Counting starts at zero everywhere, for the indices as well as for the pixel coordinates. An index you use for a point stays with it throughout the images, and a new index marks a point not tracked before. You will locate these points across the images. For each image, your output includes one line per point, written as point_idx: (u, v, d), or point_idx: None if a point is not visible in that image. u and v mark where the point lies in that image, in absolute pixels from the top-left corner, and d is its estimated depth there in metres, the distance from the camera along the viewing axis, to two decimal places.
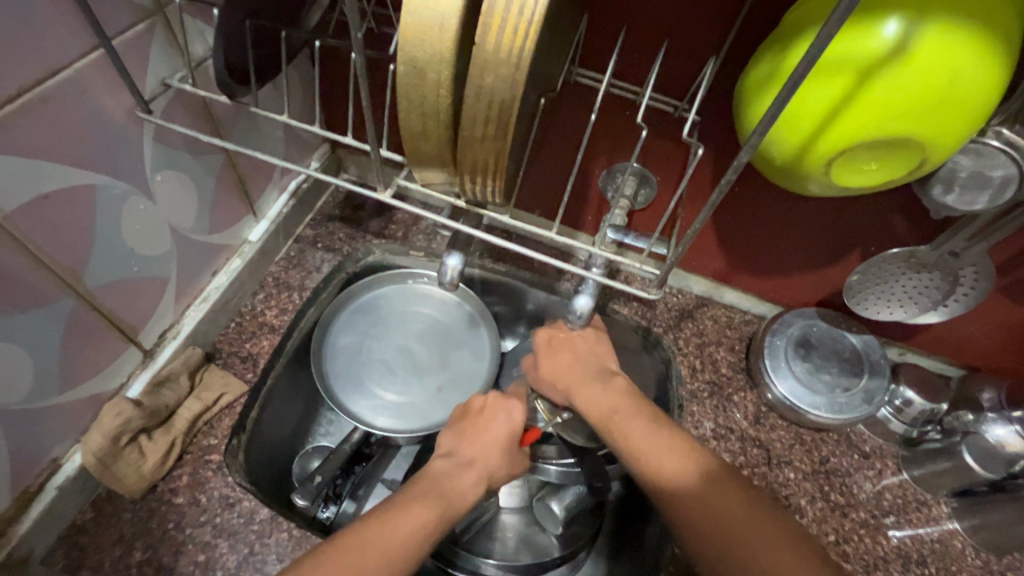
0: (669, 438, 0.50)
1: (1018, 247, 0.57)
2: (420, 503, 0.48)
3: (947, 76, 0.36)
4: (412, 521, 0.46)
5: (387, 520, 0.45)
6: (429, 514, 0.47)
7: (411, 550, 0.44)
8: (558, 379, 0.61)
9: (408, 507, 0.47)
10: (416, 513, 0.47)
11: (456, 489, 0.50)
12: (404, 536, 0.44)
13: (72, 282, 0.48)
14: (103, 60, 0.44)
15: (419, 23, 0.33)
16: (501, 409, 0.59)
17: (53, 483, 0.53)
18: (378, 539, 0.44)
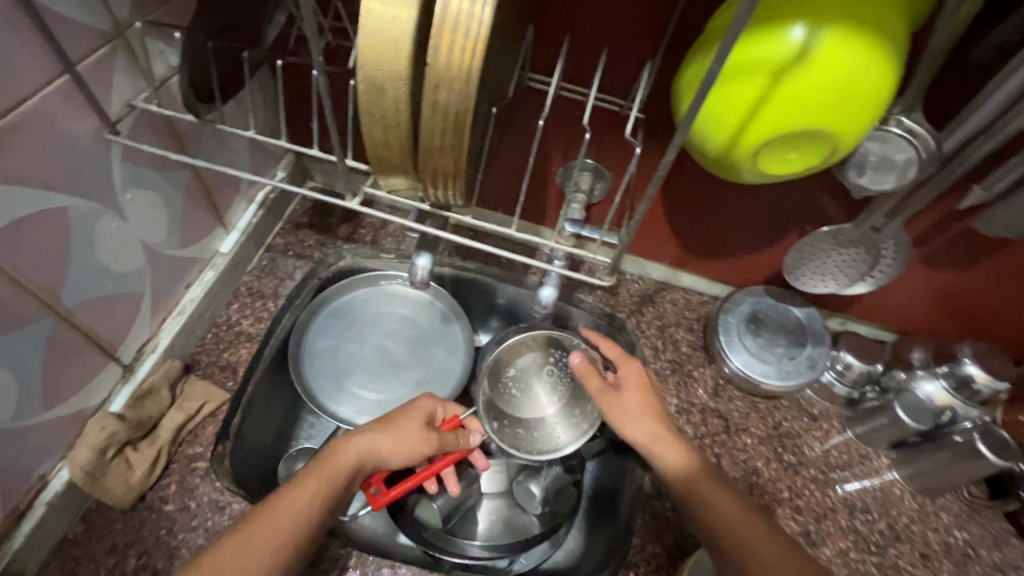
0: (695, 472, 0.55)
1: (930, 219, 0.64)
2: (303, 483, 0.50)
3: (845, 75, 0.41)
4: (300, 500, 0.49)
5: (271, 508, 0.47)
6: (313, 490, 0.50)
7: (299, 525, 0.47)
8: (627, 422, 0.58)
9: (292, 487, 0.50)
10: (300, 493, 0.49)
11: (340, 462, 0.52)
12: (284, 520, 0.47)
13: (50, 301, 0.49)
14: (69, 85, 0.45)
15: (376, 44, 0.36)
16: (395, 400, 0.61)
17: (42, 499, 0.54)
18: (264, 524, 0.46)
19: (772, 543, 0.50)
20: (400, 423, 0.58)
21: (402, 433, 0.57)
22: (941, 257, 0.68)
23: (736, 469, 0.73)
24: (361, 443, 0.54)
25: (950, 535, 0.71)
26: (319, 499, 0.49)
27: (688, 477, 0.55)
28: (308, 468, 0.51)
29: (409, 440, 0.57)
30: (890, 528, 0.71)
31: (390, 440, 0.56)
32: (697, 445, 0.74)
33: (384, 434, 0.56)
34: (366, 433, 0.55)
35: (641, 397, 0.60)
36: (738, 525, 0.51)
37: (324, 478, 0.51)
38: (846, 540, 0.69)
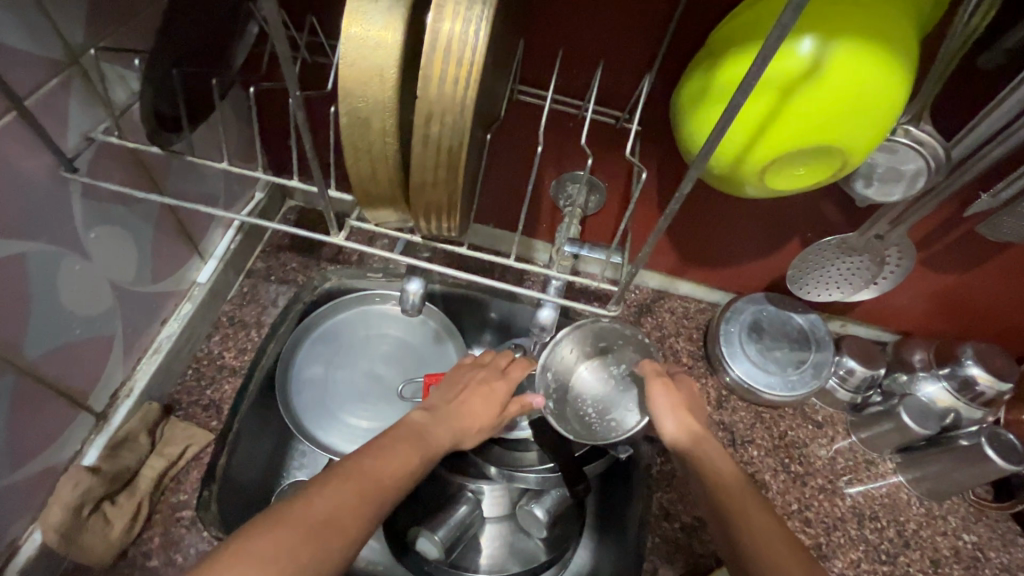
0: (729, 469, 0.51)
1: (933, 223, 0.63)
2: (405, 445, 0.48)
3: (858, 89, 0.39)
4: (399, 465, 0.46)
5: (374, 463, 0.45)
6: (414, 458, 0.48)
7: (401, 484, 0.45)
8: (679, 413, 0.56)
9: (398, 448, 0.48)
10: (403, 458, 0.48)
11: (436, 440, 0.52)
12: (390, 477, 0.45)
13: (10, 355, 0.45)
14: (17, 122, 0.41)
15: (359, 73, 0.33)
16: (479, 380, 0.60)
17: (13, 567, 0.51)
18: (367, 478, 0.44)
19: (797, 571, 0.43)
20: (483, 412, 0.58)
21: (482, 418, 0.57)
22: (943, 260, 0.67)
23: None
24: (450, 429, 0.54)
25: (958, 539, 0.71)
26: (417, 466, 0.48)
27: (736, 499, 0.48)
28: (405, 434, 0.50)
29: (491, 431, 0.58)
30: (899, 535, 0.70)
31: (474, 424, 0.56)
32: None
33: (473, 423, 0.56)
34: (457, 418, 0.55)
35: (691, 423, 0.56)
36: (778, 556, 0.44)
37: (424, 450, 0.50)
38: (857, 551, 0.68)
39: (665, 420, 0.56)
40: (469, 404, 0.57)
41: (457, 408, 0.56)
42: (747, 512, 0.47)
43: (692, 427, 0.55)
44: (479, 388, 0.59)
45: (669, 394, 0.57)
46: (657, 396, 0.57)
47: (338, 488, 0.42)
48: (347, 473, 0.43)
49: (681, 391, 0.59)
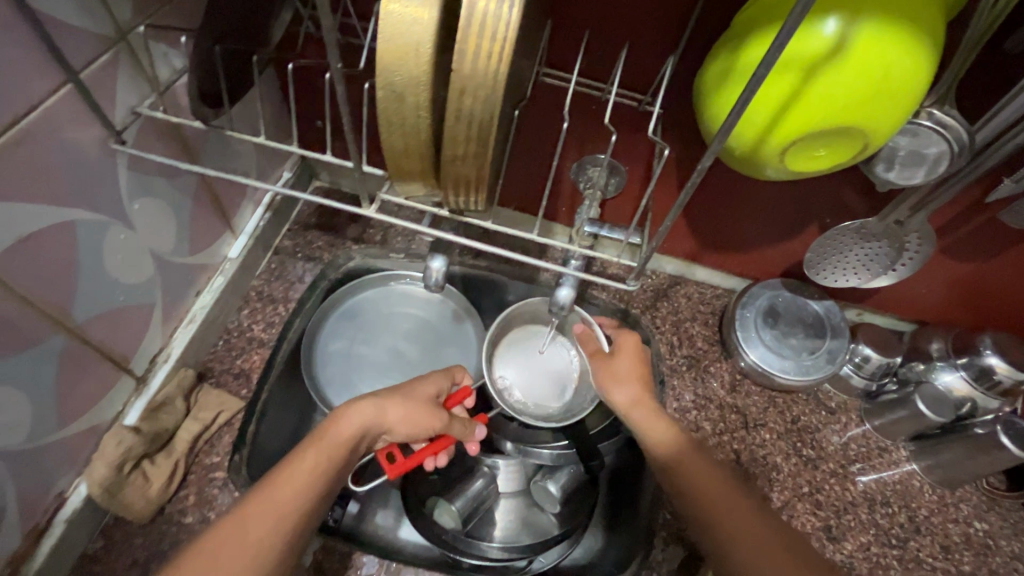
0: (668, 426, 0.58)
1: (954, 211, 0.63)
2: (303, 452, 0.49)
3: (881, 69, 0.39)
4: (298, 473, 0.47)
5: (273, 484, 0.46)
6: (317, 461, 0.48)
7: (301, 496, 0.46)
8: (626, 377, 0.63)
9: (294, 457, 0.48)
10: (299, 465, 0.48)
11: (343, 432, 0.51)
12: (287, 494, 0.46)
13: (61, 318, 0.48)
14: (72, 94, 0.43)
15: (395, 48, 0.34)
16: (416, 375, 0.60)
17: (61, 517, 0.53)
18: (266, 505, 0.45)
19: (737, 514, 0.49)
20: (410, 388, 0.57)
21: (410, 403, 0.55)
22: (963, 248, 0.67)
23: (755, 464, 0.72)
24: (364, 409, 0.52)
25: (970, 526, 0.71)
26: (322, 467, 0.48)
27: (677, 457, 0.55)
28: (310, 439, 0.50)
29: (422, 414, 0.55)
30: (910, 521, 0.71)
31: (399, 409, 0.54)
32: (715, 441, 0.74)
33: (393, 399, 0.54)
34: (374, 396, 0.54)
35: (635, 389, 0.62)
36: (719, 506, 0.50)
37: (323, 449, 0.49)
38: (866, 535, 0.69)
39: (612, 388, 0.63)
40: (396, 388, 0.57)
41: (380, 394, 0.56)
42: (689, 467, 0.54)
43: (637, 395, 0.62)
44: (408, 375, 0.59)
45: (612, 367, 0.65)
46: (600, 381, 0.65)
47: (226, 524, 0.43)
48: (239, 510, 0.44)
49: (622, 358, 0.65)
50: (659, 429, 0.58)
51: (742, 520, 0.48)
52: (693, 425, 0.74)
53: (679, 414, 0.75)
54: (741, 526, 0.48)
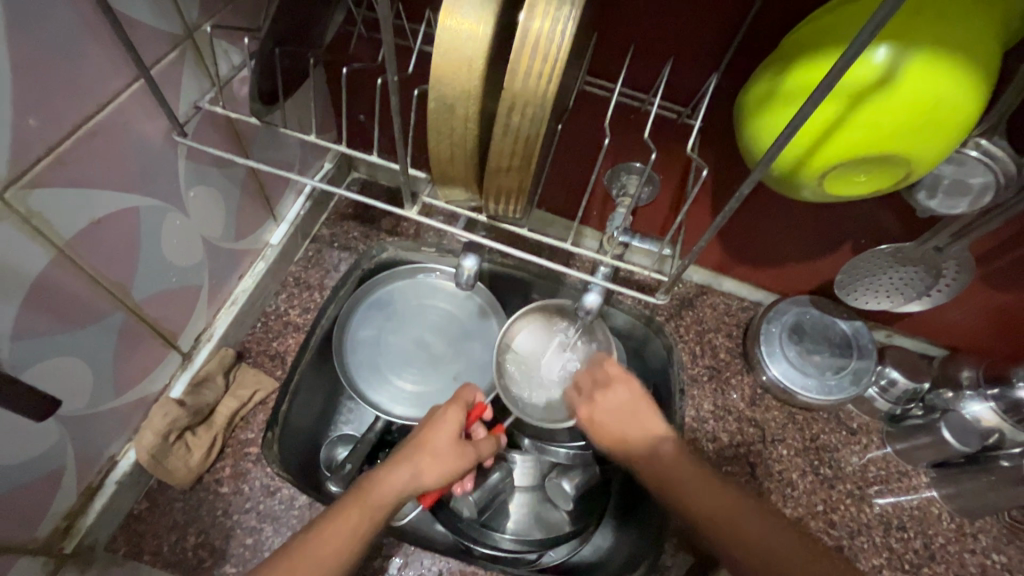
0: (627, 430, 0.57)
1: (996, 240, 0.61)
2: (340, 518, 0.49)
3: (930, 100, 0.39)
4: (333, 543, 0.47)
5: (300, 556, 0.46)
6: (355, 529, 0.48)
7: (331, 569, 0.46)
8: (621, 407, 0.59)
9: (322, 529, 0.48)
10: (334, 535, 0.48)
11: (380, 498, 0.51)
12: (326, 564, 0.46)
13: (121, 296, 0.52)
14: (143, 89, 0.46)
15: (449, 63, 0.36)
16: (434, 415, 0.58)
17: (112, 478, 0.57)
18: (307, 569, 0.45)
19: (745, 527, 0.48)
20: (440, 441, 0.55)
21: (443, 456, 0.54)
22: (1003, 278, 0.66)
23: (771, 479, 0.73)
24: (399, 476, 0.52)
25: (986, 558, 0.70)
26: (358, 537, 0.48)
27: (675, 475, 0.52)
28: (344, 506, 0.49)
29: (455, 469, 0.55)
30: (925, 547, 0.70)
31: (433, 464, 0.54)
32: (732, 453, 0.74)
33: (429, 462, 0.54)
34: (408, 460, 0.53)
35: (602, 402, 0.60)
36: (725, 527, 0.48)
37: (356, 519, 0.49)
38: (879, 557, 0.69)
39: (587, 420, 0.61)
40: (428, 437, 0.55)
41: (412, 448, 0.54)
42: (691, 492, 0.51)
43: (602, 405, 0.60)
44: (438, 421, 0.57)
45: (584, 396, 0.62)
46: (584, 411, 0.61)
47: None
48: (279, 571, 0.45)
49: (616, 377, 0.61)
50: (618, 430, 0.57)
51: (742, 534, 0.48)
52: (709, 436, 0.75)
53: (696, 424, 0.76)
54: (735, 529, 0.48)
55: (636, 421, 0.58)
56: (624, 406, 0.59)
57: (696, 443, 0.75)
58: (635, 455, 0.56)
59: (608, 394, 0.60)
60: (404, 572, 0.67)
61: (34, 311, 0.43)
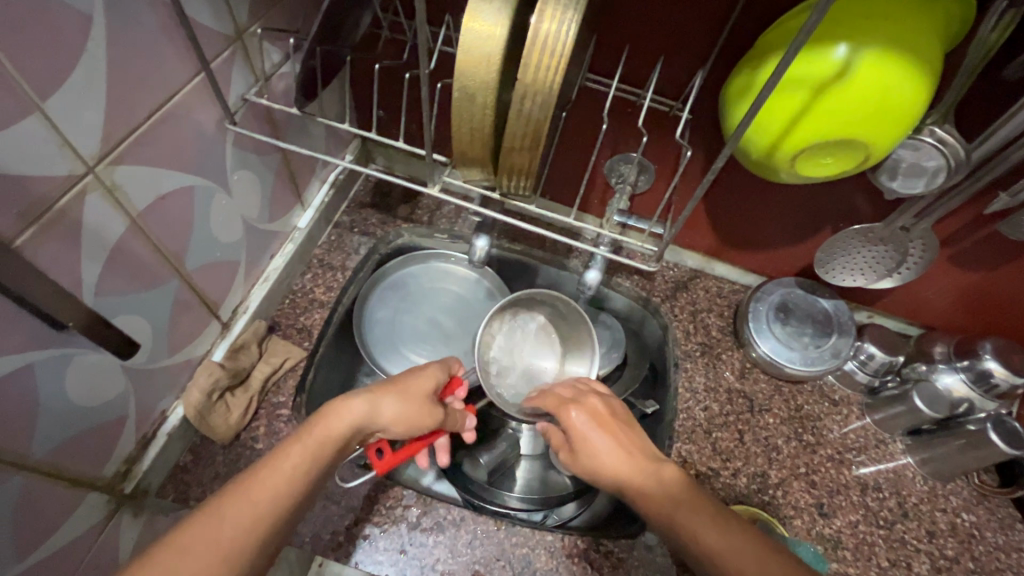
0: (625, 451, 0.55)
1: (955, 223, 0.68)
2: (291, 445, 0.49)
3: (881, 90, 0.46)
4: (285, 470, 0.47)
5: (251, 481, 0.45)
6: (302, 456, 0.48)
7: (285, 492, 0.45)
8: (612, 429, 0.57)
9: (277, 454, 0.48)
10: (286, 461, 0.47)
11: (332, 428, 0.52)
12: (271, 485, 0.45)
13: (176, 265, 0.58)
14: (203, 82, 0.53)
15: (472, 60, 0.43)
16: (410, 368, 0.63)
17: (163, 431, 0.64)
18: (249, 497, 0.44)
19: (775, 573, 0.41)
20: (410, 388, 0.60)
21: (408, 401, 0.58)
22: (967, 259, 0.72)
23: (757, 444, 0.79)
24: (357, 407, 0.54)
25: (957, 516, 0.76)
26: (307, 464, 0.48)
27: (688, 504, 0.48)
28: (298, 435, 0.50)
29: (419, 412, 0.59)
30: (899, 506, 0.76)
31: (397, 405, 0.57)
32: (721, 421, 0.81)
33: (392, 402, 0.57)
34: (371, 396, 0.56)
35: (597, 417, 0.59)
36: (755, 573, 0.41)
37: (314, 442, 0.50)
38: (856, 514, 0.75)
39: (577, 444, 0.58)
40: (397, 383, 0.59)
41: (383, 388, 0.58)
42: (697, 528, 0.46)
43: (594, 419, 0.59)
44: (410, 375, 0.61)
45: (576, 398, 0.62)
46: (573, 431, 0.58)
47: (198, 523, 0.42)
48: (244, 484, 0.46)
49: (609, 403, 0.61)
50: (609, 446, 0.56)
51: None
52: (700, 405, 0.81)
53: (688, 393, 0.82)
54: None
55: (627, 443, 0.56)
56: (607, 419, 0.59)
57: (687, 410, 0.81)
58: (626, 476, 0.53)
59: (604, 410, 0.60)
60: (422, 521, 0.68)
61: (112, 273, 0.50)
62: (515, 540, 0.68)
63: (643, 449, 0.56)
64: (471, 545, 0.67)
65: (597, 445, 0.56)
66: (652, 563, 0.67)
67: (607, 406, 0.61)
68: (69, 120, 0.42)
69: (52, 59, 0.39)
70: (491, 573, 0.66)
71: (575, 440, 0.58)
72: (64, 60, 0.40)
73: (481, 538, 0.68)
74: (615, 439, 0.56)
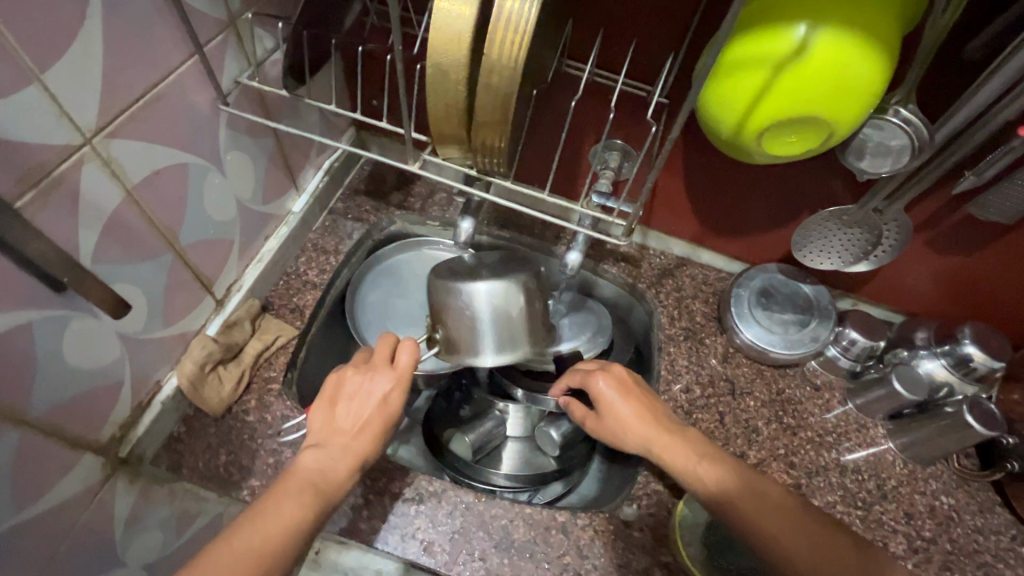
0: (648, 419, 0.64)
1: (930, 208, 0.70)
2: (293, 496, 0.51)
3: (837, 68, 0.48)
4: (281, 519, 0.49)
5: (249, 527, 0.48)
6: (303, 507, 0.51)
7: (286, 541, 0.49)
8: (634, 398, 0.66)
9: (277, 509, 0.50)
10: (284, 512, 0.50)
11: (331, 484, 0.54)
12: (277, 530, 0.49)
13: (169, 240, 0.61)
14: (197, 63, 0.56)
15: (442, 36, 0.45)
16: (366, 390, 0.60)
17: (158, 399, 0.67)
18: (247, 539, 0.47)
19: (785, 523, 0.54)
20: (372, 419, 0.59)
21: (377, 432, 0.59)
22: (944, 243, 0.74)
23: (738, 426, 0.80)
24: (345, 462, 0.56)
25: (935, 499, 0.77)
26: (311, 514, 0.51)
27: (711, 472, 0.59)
28: (295, 487, 0.52)
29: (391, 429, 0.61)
30: (878, 488, 0.77)
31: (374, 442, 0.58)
32: (703, 403, 0.82)
33: (369, 443, 0.58)
34: (350, 450, 0.57)
35: (622, 387, 0.67)
36: (773, 523, 0.54)
37: (317, 499, 0.52)
38: (834, 494, 0.76)
39: (603, 411, 0.67)
40: (361, 419, 0.59)
41: (353, 438, 0.57)
42: (719, 488, 0.58)
43: (619, 390, 0.67)
44: (368, 401, 0.59)
45: (599, 368, 0.70)
46: (602, 400, 0.67)
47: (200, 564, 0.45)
48: (250, 516, 0.49)
49: (626, 373, 0.69)
50: (636, 414, 0.65)
51: (791, 529, 0.54)
52: (683, 388, 0.83)
53: (670, 376, 0.84)
54: (786, 529, 0.53)
55: (647, 409, 0.66)
56: (627, 389, 0.67)
57: (670, 393, 0.82)
58: (654, 438, 0.63)
59: (625, 379, 0.68)
60: (404, 492, 0.70)
61: (108, 241, 0.53)
62: (495, 511, 0.70)
63: (657, 415, 0.65)
64: (451, 516, 0.69)
65: (624, 412, 0.65)
66: (628, 537, 0.69)
67: (624, 374, 0.69)
68: (67, 92, 0.45)
69: (52, 34, 0.42)
70: (470, 542, 0.67)
71: (602, 407, 0.67)
72: (63, 36, 0.43)
73: (461, 509, 0.70)
74: (639, 405, 0.66)
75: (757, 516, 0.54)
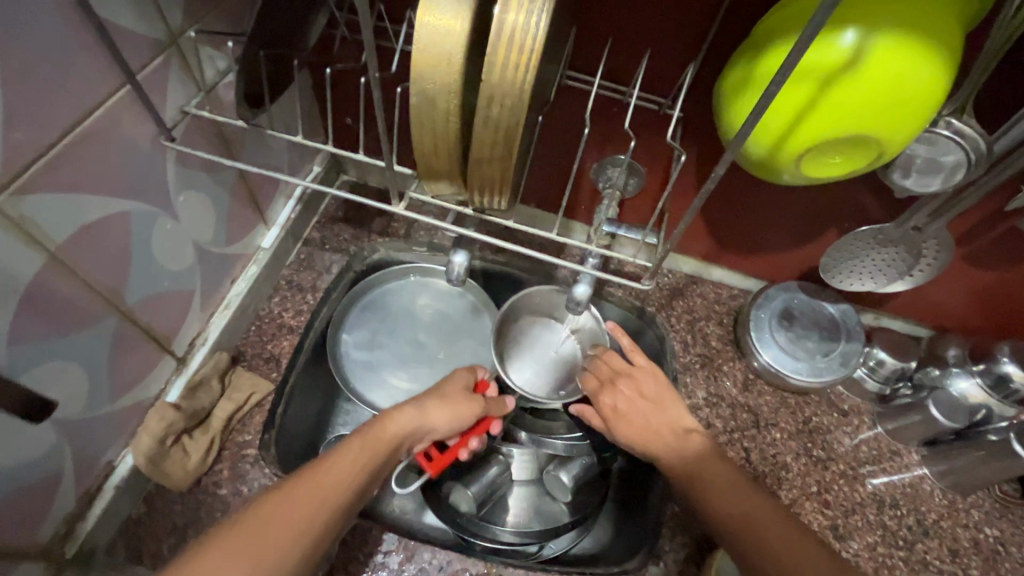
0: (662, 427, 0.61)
1: (968, 222, 0.64)
2: (343, 449, 0.49)
3: (897, 79, 0.40)
4: (336, 473, 0.47)
5: (304, 478, 0.45)
6: (356, 458, 0.49)
7: (336, 498, 0.45)
8: (646, 406, 0.62)
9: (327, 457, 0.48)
10: (338, 466, 0.47)
11: (382, 435, 0.52)
12: (332, 482, 0.46)
13: (112, 302, 0.52)
14: (131, 93, 0.47)
15: (429, 57, 0.36)
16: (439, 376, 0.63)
17: (110, 483, 0.58)
18: (289, 504, 0.43)
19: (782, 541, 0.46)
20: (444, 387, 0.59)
21: (449, 399, 0.58)
22: (981, 258, 0.68)
23: (765, 463, 0.74)
24: (408, 414, 0.54)
25: (979, 532, 0.71)
26: (364, 462, 0.49)
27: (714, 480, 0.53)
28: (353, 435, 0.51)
29: (463, 409, 0.58)
30: (919, 523, 0.71)
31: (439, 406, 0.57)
32: (727, 438, 0.75)
33: (435, 403, 0.57)
34: (416, 402, 0.56)
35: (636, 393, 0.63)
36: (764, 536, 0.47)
37: (366, 447, 0.50)
38: (874, 535, 0.70)
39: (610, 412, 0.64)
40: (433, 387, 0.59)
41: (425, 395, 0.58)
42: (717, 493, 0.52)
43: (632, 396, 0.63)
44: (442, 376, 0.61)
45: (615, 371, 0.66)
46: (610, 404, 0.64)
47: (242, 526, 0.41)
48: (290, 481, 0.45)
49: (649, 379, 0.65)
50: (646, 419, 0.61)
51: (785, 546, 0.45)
52: (703, 423, 0.76)
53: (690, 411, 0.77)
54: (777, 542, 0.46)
55: (660, 417, 0.61)
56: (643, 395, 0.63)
57: None
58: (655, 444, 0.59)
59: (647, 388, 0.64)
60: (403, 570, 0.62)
61: (29, 315, 0.44)
62: None
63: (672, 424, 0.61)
64: None
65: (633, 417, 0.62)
66: None
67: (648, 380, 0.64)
68: None
69: None
70: None
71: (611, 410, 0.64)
72: None
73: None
74: (653, 410, 0.62)
75: (747, 527, 0.48)
